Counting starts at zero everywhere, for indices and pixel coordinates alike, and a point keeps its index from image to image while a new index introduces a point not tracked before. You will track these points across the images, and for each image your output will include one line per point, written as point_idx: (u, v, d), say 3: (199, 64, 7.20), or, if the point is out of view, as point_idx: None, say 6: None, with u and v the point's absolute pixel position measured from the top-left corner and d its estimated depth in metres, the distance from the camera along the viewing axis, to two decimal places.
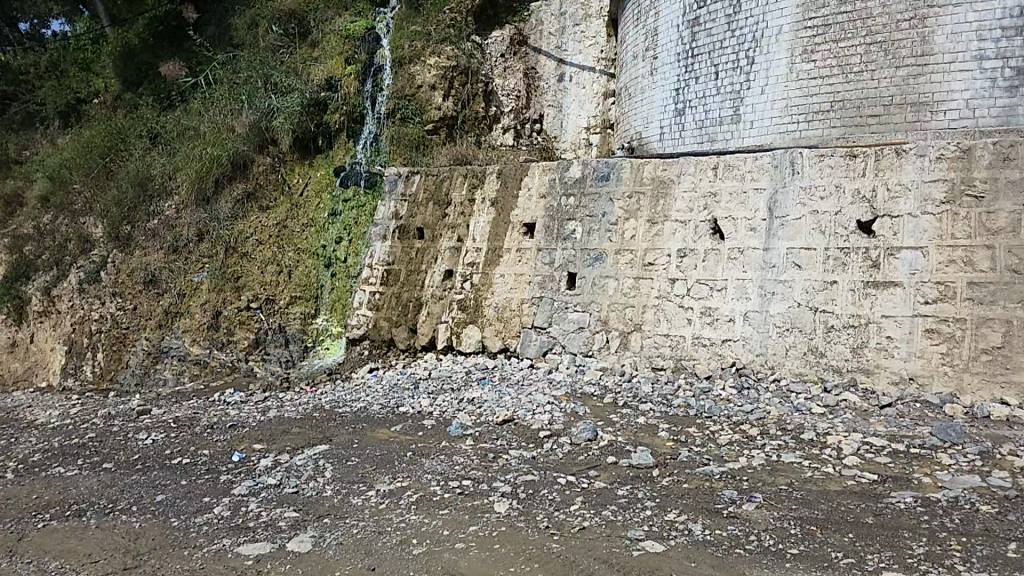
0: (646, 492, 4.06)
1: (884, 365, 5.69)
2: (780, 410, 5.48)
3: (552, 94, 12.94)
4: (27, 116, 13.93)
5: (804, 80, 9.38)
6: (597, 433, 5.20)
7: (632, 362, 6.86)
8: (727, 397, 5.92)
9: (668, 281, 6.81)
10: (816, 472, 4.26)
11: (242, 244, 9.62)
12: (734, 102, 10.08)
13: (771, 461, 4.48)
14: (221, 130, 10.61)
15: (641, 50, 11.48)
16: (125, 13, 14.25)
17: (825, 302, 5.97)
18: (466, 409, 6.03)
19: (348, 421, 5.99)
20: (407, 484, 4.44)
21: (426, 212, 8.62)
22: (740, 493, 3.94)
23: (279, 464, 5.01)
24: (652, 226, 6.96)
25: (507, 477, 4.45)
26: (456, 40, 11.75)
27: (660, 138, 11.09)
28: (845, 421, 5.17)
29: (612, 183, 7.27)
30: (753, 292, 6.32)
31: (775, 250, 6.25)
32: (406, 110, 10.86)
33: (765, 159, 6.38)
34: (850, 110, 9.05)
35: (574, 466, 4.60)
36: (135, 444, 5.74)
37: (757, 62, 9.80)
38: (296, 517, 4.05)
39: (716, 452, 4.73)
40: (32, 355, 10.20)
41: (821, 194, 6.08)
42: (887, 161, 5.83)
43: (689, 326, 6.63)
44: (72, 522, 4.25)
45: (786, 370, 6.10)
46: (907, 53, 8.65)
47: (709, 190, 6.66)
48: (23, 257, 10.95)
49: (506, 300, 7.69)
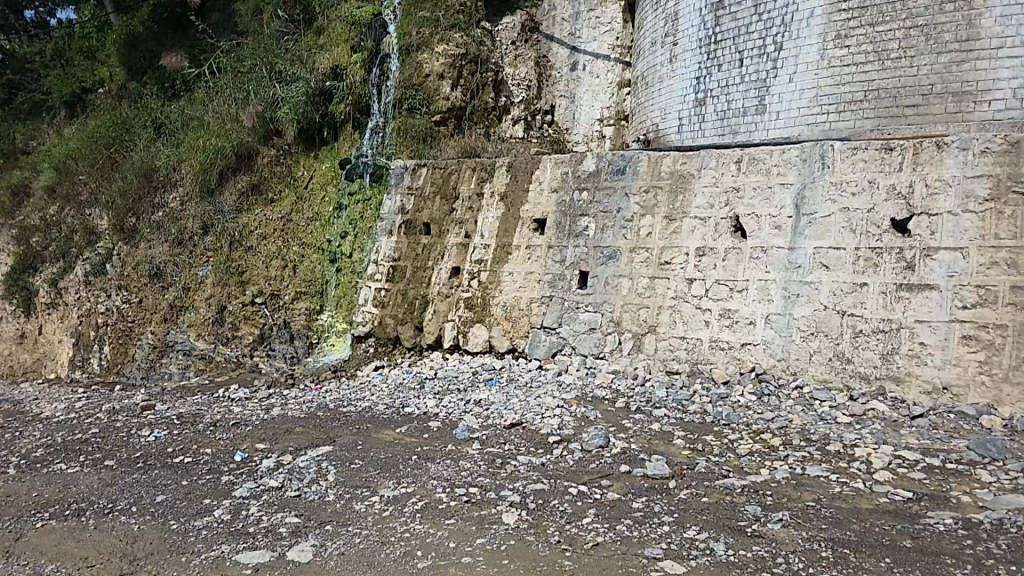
0: (662, 506, 3.82)
1: (915, 373, 5.41)
2: (804, 419, 5.21)
3: (564, 83, 12.79)
4: (34, 105, 14.15)
5: (836, 68, 9.07)
6: (608, 439, 4.94)
7: (646, 365, 6.60)
8: (746, 403, 5.66)
9: (685, 281, 6.54)
10: (845, 487, 3.99)
11: (247, 238, 9.50)
12: (760, 91, 9.77)
13: (796, 474, 4.23)
14: (227, 121, 10.50)
15: (660, 37, 11.11)
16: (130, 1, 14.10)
17: (854, 305, 5.69)
18: (473, 411, 5.84)
19: (351, 421, 5.80)
20: (412, 490, 4.24)
21: (433, 206, 8.41)
22: (764, 509, 3.70)
23: (282, 465, 4.83)
24: (669, 223, 6.70)
25: (515, 485, 4.22)
26: (466, 26, 11.64)
27: (680, 130, 10.81)
28: (874, 432, 4.88)
29: (628, 177, 7.03)
30: (777, 293, 6.05)
31: (801, 248, 5.97)
32: (412, 100, 10.50)
33: (793, 152, 6.13)
34: (885, 99, 8.74)
35: (585, 475, 4.38)
36: (137, 441, 5.58)
37: (786, 48, 9.48)
38: (297, 523, 3.86)
39: (736, 463, 4.48)
40: (41, 346, 10.18)
41: (853, 190, 5.80)
42: (926, 155, 5.54)
43: (707, 329, 6.37)
44: (71, 522, 4.09)
45: (809, 376, 5.83)
46: (951, 38, 8.30)
47: (732, 185, 6.40)
48: (31, 248, 10.88)
49: (515, 300, 7.47)
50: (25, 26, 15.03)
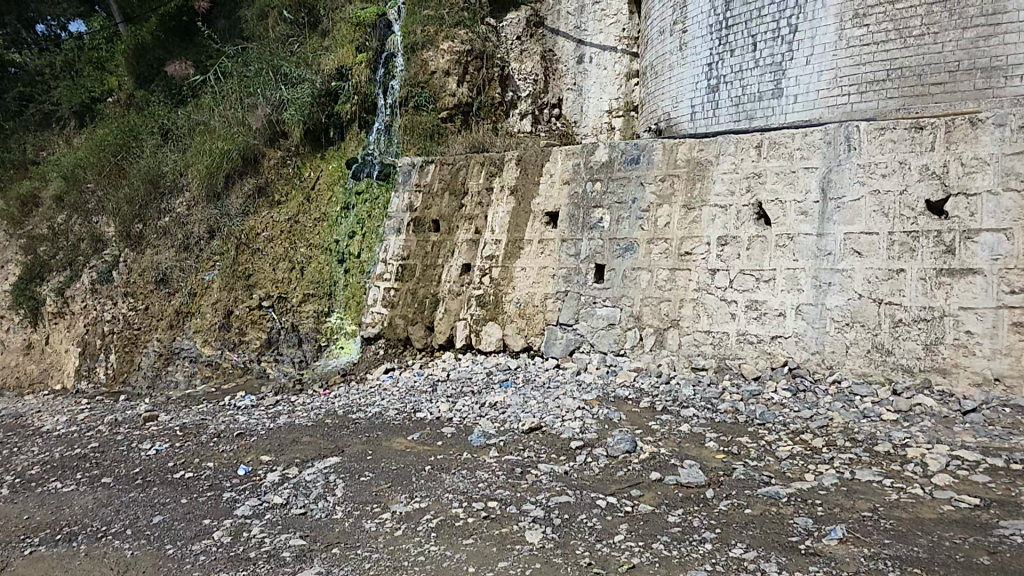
0: (702, 520, 3.48)
1: (963, 364, 5.01)
2: (845, 417, 4.83)
3: (571, 77, 12.42)
4: (43, 117, 13.51)
5: (855, 47, 8.62)
6: (635, 444, 4.59)
7: (670, 362, 6.22)
8: (782, 401, 5.27)
9: (708, 272, 6.16)
10: (902, 494, 3.64)
11: (253, 241, 9.20)
12: (775, 75, 9.32)
13: (845, 480, 3.86)
14: (233, 124, 10.14)
15: (669, 25, 10.73)
16: (137, 11, 13.78)
17: (892, 293, 5.29)
18: (489, 415, 5.49)
19: (360, 429, 5.46)
20: (426, 506, 3.91)
21: (442, 203, 8.08)
22: (817, 521, 3.35)
23: (287, 480, 4.51)
24: (687, 212, 6.32)
25: (537, 498, 3.88)
26: (471, 23, 11.19)
27: (693, 118, 10.40)
28: (925, 430, 4.49)
29: (642, 167, 6.65)
30: (807, 282, 5.65)
31: (831, 234, 5.57)
32: (419, 98, 10.26)
33: (816, 135, 5.72)
34: (910, 79, 8.26)
35: (613, 484, 4.04)
36: (138, 456, 5.30)
37: (801, 30, 9.04)
38: (302, 546, 3.55)
39: (778, 468, 4.11)
40: (48, 356, 9.84)
41: (883, 171, 5.41)
42: (960, 134, 5.14)
43: (734, 322, 5.99)
44: (61, 548, 3.80)
45: (847, 370, 5.44)
46: (976, 13, 7.80)
47: (753, 171, 6.01)
48: (37, 257, 10.60)
49: (529, 295, 7.13)
50: (36, 40, 14.56)
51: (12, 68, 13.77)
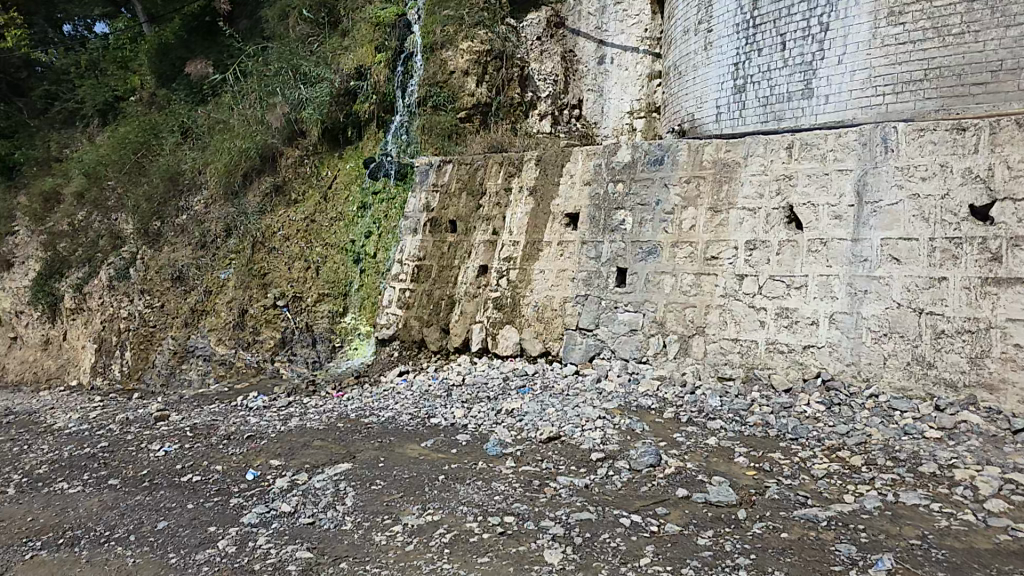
0: (735, 544, 3.24)
1: (1012, 380, 4.68)
2: (885, 434, 4.53)
3: (591, 77, 12.19)
4: (67, 116, 13.80)
5: (890, 46, 7.87)
6: (659, 458, 4.35)
7: (695, 371, 5.96)
8: (816, 415, 4.99)
9: (735, 277, 5.88)
10: (952, 521, 3.38)
11: (268, 239, 9.08)
12: (805, 74, 8.62)
13: (888, 502, 3.61)
14: (253, 122, 10.25)
15: (694, 23, 10.17)
16: (160, 10, 13.75)
17: (933, 302, 4.99)
18: (504, 423, 5.28)
19: (372, 434, 5.29)
20: (438, 519, 3.70)
21: (459, 203, 7.89)
22: (861, 549, 3.12)
23: (296, 487, 4.34)
24: (714, 215, 6.05)
25: (556, 514, 3.66)
26: (491, 23, 10.93)
27: (719, 119, 9.77)
28: (973, 450, 4.20)
29: (667, 168, 6.40)
30: (840, 289, 5.36)
31: (867, 240, 5.29)
32: (436, 98, 10.02)
33: (850, 136, 5.44)
34: (949, 79, 7.49)
35: (637, 500, 3.81)
36: (147, 457, 5.17)
37: (833, 28, 8.32)
38: (310, 558, 3.37)
39: (813, 488, 3.86)
40: (66, 352, 9.92)
41: (923, 174, 5.11)
42: (1006, 136, 4.83)
43: (763, 330, 5.70)
44: (64, 552, 3.66)
45: (885, 384, 5.13)
46: (1021, 10, 7.03)
47: (784, 172, 5.73)
48: (57, 253, 10.59)
49: (547, 299, 6.91)
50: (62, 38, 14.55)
51: (37, 66, 14.08)
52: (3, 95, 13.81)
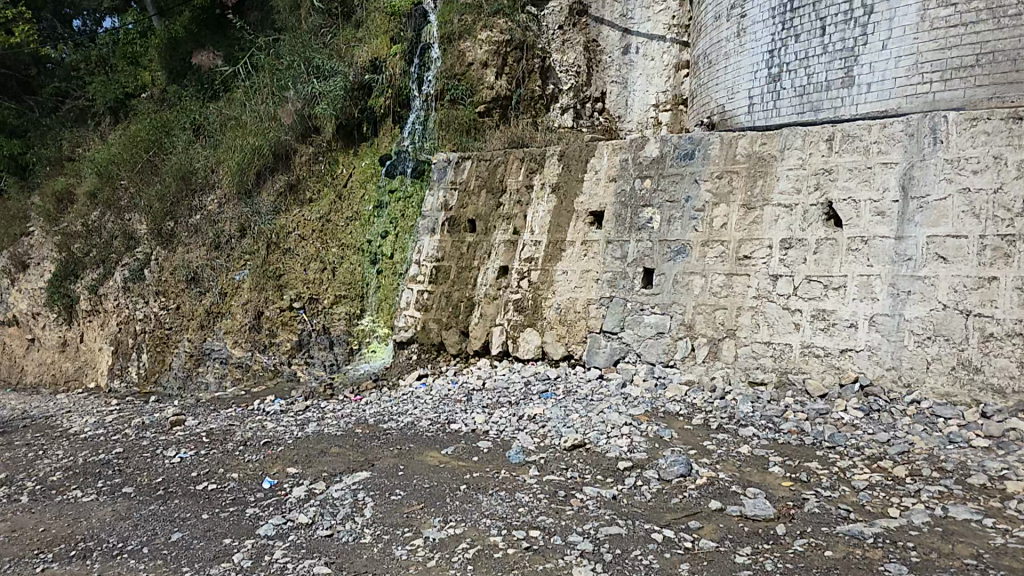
0: (775, 563, 3.05)
1: None
2: (929, 442, 4.32)
3: (616, 68, 11.88)
4: (79, 113, 13.89)
5: (940, 29, 7.41)
6: (690, 467, 4.17)
7: (724, 374, 5.77)
8: (852, 422, 4.77)
9: (769, 278, 5.68)
10: (1009, 538, 3.17)
11: (284, 240, 9.00)
12: (846, 61, 8.19)
13: (937, 518, 3.40)
14: (264, 120, 10.02)
15: (725, 10, 9.66)
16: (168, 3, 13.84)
17: (982, 303, 4.76)
18: (527, 429, 5.12)
19: (392, 441, 5.16)
20: (460, 533, 3.55)
21: (478, 202, 7.73)
22: (912, 570, 2.93)
23: (314, 496, 4.22)
24: (748, 212, 5.84)
25: (584, 529, 3.49)
26: (511, 12, 10.71)
27: (751, 111, 9.33)
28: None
29: (698, 162, 6.16)
30: (883, 290, 5.14)
31: (912, 238, 5.05)
32: (454, 91, 9.78)
33: (896, 127, 5.19)
34: (1003, 63, 7.01)
35: (668, 513, 3.64)
36: (162, 464, 5.09)
37: (878, 11, 7.90)
38: (327, 572, 3.24)
39: (855, 500, 3.66)
40: (83, 354, 10.05)
41: (974, 167, 4.87)
42: None
43: (798, 333, 5.50)
44: (75, 565, 3.57)
45: (928, 390, 4.91)
46: None
47: (823, 166, 5.51)
48: (73, 255, 10.64)
49: (571, 301, 6.75)
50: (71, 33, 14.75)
51: (49, 63, 14.31)
52: (15, 94, 14.10)
